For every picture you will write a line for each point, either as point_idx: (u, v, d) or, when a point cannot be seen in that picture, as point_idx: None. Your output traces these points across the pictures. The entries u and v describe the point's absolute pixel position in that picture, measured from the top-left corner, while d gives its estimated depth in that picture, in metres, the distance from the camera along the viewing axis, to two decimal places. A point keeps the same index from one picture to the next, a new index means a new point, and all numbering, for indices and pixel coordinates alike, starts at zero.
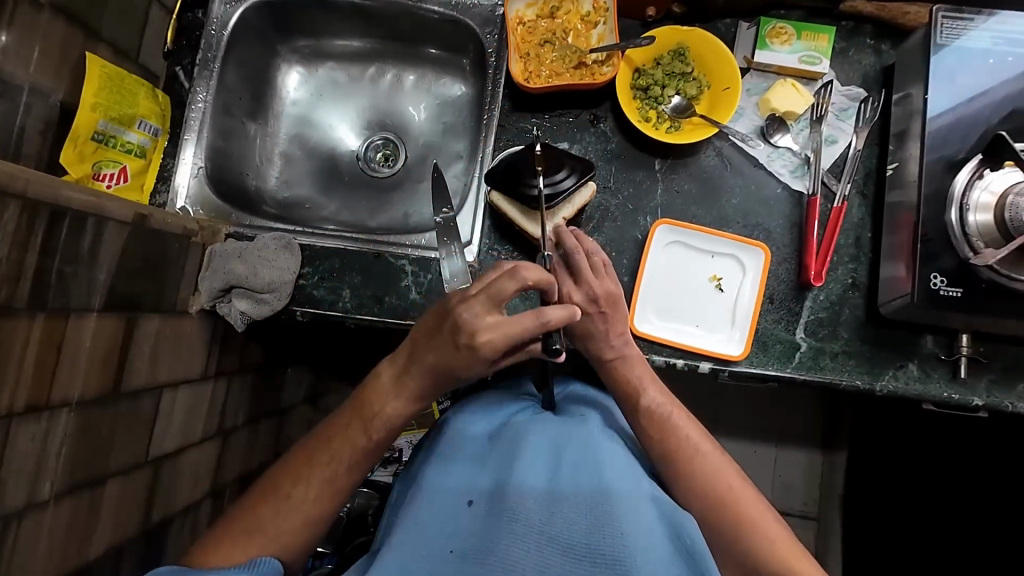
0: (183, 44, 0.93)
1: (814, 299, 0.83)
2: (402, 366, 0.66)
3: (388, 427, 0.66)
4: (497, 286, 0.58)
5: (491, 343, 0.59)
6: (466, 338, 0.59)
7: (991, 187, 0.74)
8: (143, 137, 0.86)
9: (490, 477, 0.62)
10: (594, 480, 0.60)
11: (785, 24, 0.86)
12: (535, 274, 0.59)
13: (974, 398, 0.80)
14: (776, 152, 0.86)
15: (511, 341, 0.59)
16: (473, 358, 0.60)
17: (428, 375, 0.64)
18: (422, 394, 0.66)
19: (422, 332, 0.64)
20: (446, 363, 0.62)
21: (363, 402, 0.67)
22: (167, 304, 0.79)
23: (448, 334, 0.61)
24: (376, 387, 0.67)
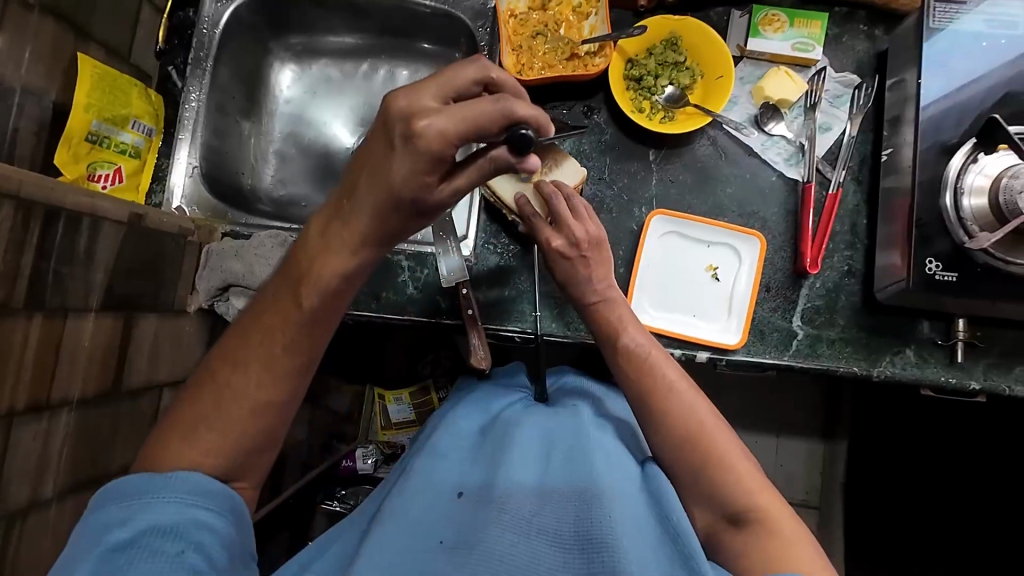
0: (176, 43, 0.93)
1: (811, 287, 0.83)
2: (337, 209, 0.56)
3: (324, 292, 0.56)
4: (452, 74, 0.50)
5: (436, 140, 0.48)
6: (406, 128, 0.49)
7: (985, 170, 0.74)
8: (137, 138, 0.86)
9: (481, 471, 0.63)
10: (584, 471, 0.61)
11: (777, 11, 0.85)
12: (524, 109, 0.49)
13: (972, 382, 0.80)
14: (770, 141, 0.86)
15: (460, 133, 0.48)
16: (415, 167, 0.50)
17: (369, 207, 0.53)
18: (361, 242, 0.55)
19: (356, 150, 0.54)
20: (383, 182, 0.51)
21: (295, 260, 0.57)
22: (164, 304, 0.80)
23: (386, 140, 0.50)
24: (305, 247, 0.57)
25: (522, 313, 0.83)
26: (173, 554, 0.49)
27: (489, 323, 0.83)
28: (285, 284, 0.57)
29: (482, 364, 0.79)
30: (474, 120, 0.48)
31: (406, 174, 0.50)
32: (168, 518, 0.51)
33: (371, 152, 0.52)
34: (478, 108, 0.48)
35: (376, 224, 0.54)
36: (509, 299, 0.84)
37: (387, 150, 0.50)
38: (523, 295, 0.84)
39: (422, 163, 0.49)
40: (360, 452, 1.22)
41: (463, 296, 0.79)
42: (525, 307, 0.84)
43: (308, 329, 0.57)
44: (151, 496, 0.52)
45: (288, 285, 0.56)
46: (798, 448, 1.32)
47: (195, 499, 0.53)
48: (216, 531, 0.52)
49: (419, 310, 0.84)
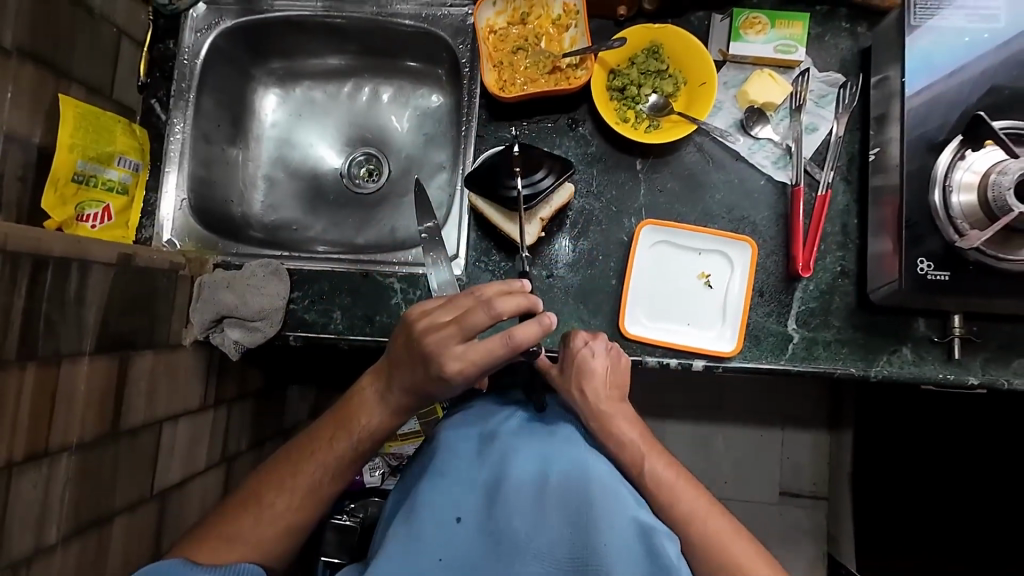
0: (157, 76, 0.93)
1: (805, 290, 0.83)
2: (386, 379, 0.70)
3: (368, 436, 0.70)
4: (467, 320, 0.61)
5: (457, 372, 0.61)
6: (438, 368, 0.62)
7: (973, 167, 0.73)
8: (124, 174, 0.86)
9: (479, 497, 0.64)
10: (581, 505, 0.62)
11: (758, 14, 0.85)
12: (524, 333, 0.59)
13: (970, 377, 0.80)
14: (756, 145, 0.86)
15: (476, 367, 0.61)
16: (447, 385, 0.64)
17: (407, 394, 0.69)
18: (399, 408, 0.70)
19: (399, 351, 0.67)
20: (421, 383, 0.66)
21: (347, 411, 0.71)
22: (160, 340, 0.79)
23: (421, 362, 0.64)
24: (359, 402, 0.71)
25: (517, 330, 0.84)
26: None
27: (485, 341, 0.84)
28: (336, 428, 0.71)
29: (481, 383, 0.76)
30: (492, 362, 0.61)
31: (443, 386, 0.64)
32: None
33: (409, 361, 0.66)
34: (492, 356, 0.61)
35: (412, 395, 0.68)
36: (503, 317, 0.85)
37: (424, 371, 0.64)
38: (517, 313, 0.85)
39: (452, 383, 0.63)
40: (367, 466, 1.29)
41: None
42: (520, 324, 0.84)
43: (352, 457, 0.71)
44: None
45: (342, 433, 0.70)
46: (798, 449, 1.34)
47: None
48: None
49: None
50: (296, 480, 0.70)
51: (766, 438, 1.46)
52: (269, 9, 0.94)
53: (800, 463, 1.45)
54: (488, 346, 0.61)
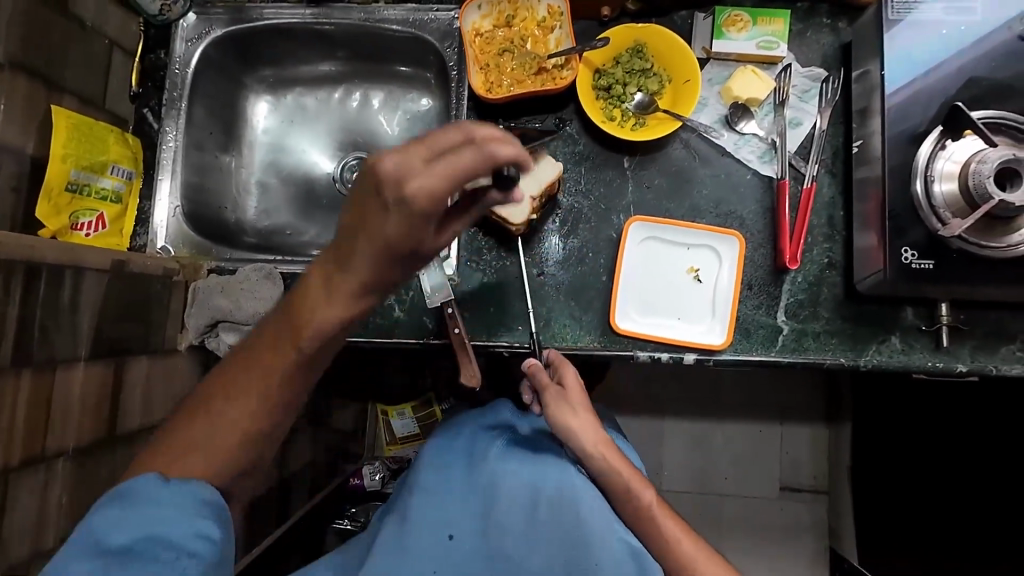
0: (150, 86, 0.94)
1: (793, 282, 0.84)
2: (334, 255, 0.52)
3: (320, 340, 0.55)
4: (437, 135, 0.45)
5: (426, 202, 0.45)
6: (394, 191, 0.45)
7: (954, 157, 0.74)
8: (117, 182, 0.87)
9: (470, 518, 0.69)
10: (571, 526, 0.68)
11: (740, 11, 0.86)
12: (507, 149, 0.46)
13: (959, 364, 0.81)
14: (742, 140, 0.87)
15: (450, 189, 0.45)
16: (410, 221, 0.46)
17: (363, 265, 0.50)
18: (357, 291, 0.52)
19: (350, 201, 0.49)
20: (378, 239, 0.48)
21: (291, 307, 0.55)
22: (155, 346, 0.80)
23: (372, 197, 0.47)
24: (303, 295, 0.54)
25: (509, 327, 0.85)
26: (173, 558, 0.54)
27: (477, 339, 0.85)
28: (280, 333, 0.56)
29: (472, 382, 0.81)
30: (464, 168, 0.45)
31: (400, 231, 0.47)
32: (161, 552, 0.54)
33: (356, 212, 0.49)
34: (461, 161, 0.45)
35: (373, 278, 0.51)
36: (495, 315, 0.86)
37: (376, 209, 0.47)
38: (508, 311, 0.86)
39: (413, 224, 0.47)
40: (366, 470, 1.38)
41: (448, 315, 0.82)
42: (512, 322, 0.86)
43: (304, 367, 0.57)
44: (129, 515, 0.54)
45: (285, 340, 0.55)
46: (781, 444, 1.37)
47: (186, 522, 0.55)
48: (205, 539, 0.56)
49: (405, 331, 0.87)
50: (239, 398, 0.57)
51: (764, 434, 1.47)
52: (258, 17, 0.96)
53: (800, 458, 1.46)
54: (460, 158, 0.45)
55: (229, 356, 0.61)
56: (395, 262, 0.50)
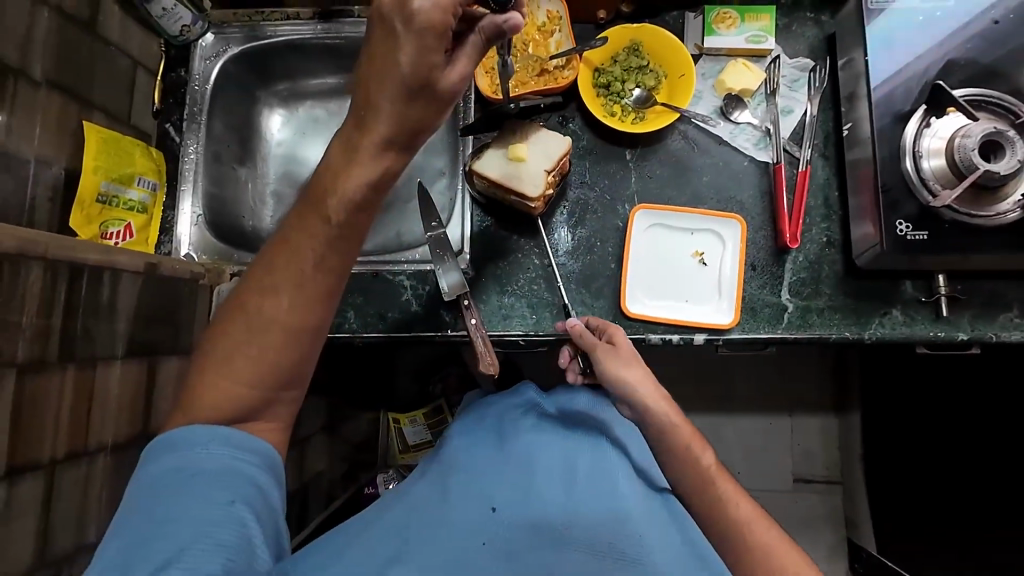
0: (171, 102, 0.98)
1: (794, 261, 0.88)
2: (358, 118, 0.59)
3: (349, 204, 0.59)
4: None
5: (433, 10, 0.54)
6: (404, 9, 0.55)
7: (939, 134, 0.78)
8: (143, 193, 0.91)
9: (509, 488, 0.64)
10: (610, 497, 0.66)
11: (728, 9, 0.91)
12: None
13: (959, 333, 0.84)
14: (737, 129, 0.91)
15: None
16: (419, 36, 0.55)
17: (385, 103, 0.57)
18: (383, 146, 0.58)
19: (368, 58, 0.58)
20: (395, 72, 0.56)
21: (321, 182, 0.60)
22: (183, 346, 0.83)
23: (388, 32, 0.56)
24: (331, 167, 0.60)
25: (524, 316, 0.89)
26: (226, 501, 0.55)
27: (493, 329, 0.89)
28: (310, 209, 0.60)
29: (491, 369, 0.83)
30: None
31: (414, 51, 0.55)
32: (223, 484, 0.56)
33: (375, 56, 0.58)
34: None
35: (398, 124, 0.58)
36: (509, 305, 0.89)
37: (391, 40, 0.56)
38: (521, 300, 0.89)
39: (422, 38, 0.55)
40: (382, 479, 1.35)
41: (465, 307, 0.85)
42: (526, 311, 0.89)
43: (337, 239, 0.60)
44: (196, 453, 0.57)
45: (316, 211, 0.60)
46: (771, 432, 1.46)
47: (243, 454, 0.59)
48: (261, 486, 0.59)
49: (424, 325, 0.89)
50: (274, 277, 0.60)
51: (776, 426, 1.48)
52: (272, 34, 1.01)
53: (812, 449, 1.47)
54: None
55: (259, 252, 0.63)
56: (413, 98, 0.57)
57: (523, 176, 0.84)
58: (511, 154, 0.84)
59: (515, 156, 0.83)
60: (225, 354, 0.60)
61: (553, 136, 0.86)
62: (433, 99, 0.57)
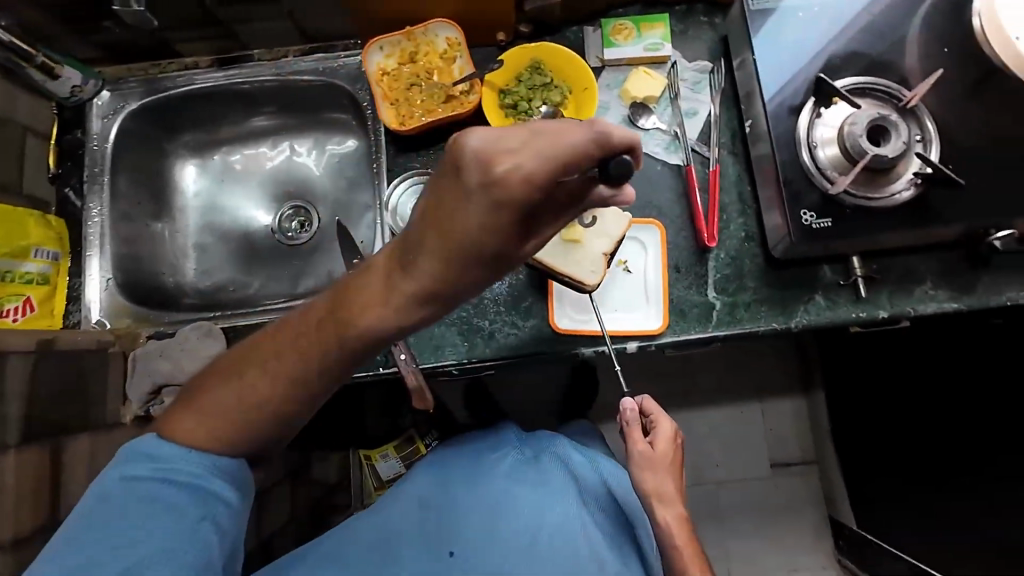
0: (69, 165, 0.94)
1: (717, 258, 0.89)
2: (401, 251, 0.51)
3: (367, 338, 0.56)
4: (549, 123, 0.44)
5: (518, 185, 0.43)
6: (481, 175, 0.44)
7: (830, 123, 0.81)
8: (42, 264, 0.87)
9: (472, 534, 0.76)
10: (564, 547, 0.77)
11: (624, 20, 0.93)
12: (624, 137, 0.45)
13: (880, 311, 0.86)
14: (647, 135, 0.92)
15: (547, 175, 0.43)
16: (495, 213, 0.44)
17: (434, 259, 0.49)
18: (418, 297, 0.53)
19: (435, 202, 0.47)
20: (454, 242, 0.47)
21: (346, 300, 0.56)
22: (94, 421, 0.79)
23: (457, 192, 0.45)
24: (361, 287, 0.55)
25: (456, 344, 0.87)
26: (197, 517, 0.63)
27: (424, 362, 0.87)
28: (332, 323, 0.57)
29: (424, 404, 0.86)
30: (567, 154, 0.43)
31: (479, 225, 0.46)
32: (191, 505, 0.63)
33: (438, 204, 0.47)
34: (563, 142, 0.43)
35: (438, 282, 0.51)
36: (441, 335, 0.88)
37: (458, 202, 0.46)
38: (453, 329, 0.88)
39: (496, 214, 0.45)
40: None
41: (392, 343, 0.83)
42: (457, 339, 0.88)
43: (348, 358, 0.59)
44: (167, 467, 0.63)
45: (339, 329, 0.56)
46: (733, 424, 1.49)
47: (210, 473, 0.64)
48: (227, 503, 0.65)
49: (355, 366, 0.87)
50: (280, 363, 0.61)
51: (747, 415, 1.49)
52: (171, 86, 0.98)
53: (784, 433, 1.48)
54: (566, 131, 0.43)
55: (278, 323, 0.63)
56: (472, 266, 0.49)
57: (581, 262, 0.77)
58: (566, 236, 0.77)
59: (570, 238, 0.77)
60: (215, 406, 0.63)
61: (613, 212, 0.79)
62: (497, 265, 0.50)
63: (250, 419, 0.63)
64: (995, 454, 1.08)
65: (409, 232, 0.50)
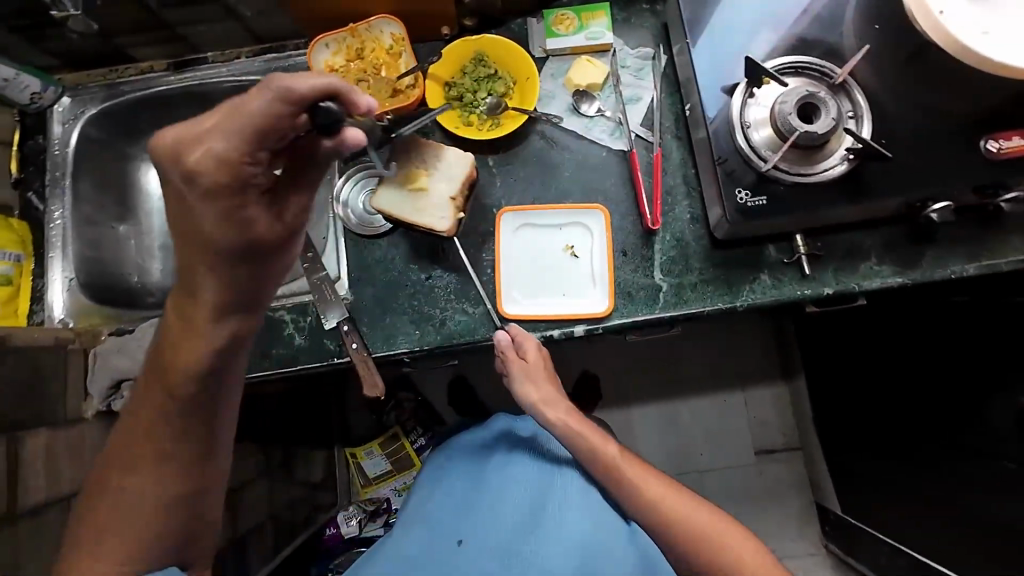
0: (31, 170, 0.97)
1: (663, 241, 0.90)
2: (184, 289, 0.63)
3: (190, 377, 0.64)
4: (238, 100, 0.53)
5: (219, 168, 0.54)
6: (183, 168, 0.55)
7: (762, 103, 0.82)
8: (5, 266, 0.90)
9: (475, 523, 0.77)
10: (568, 520, 0.77)
11: (565, 11, 0.94)
12: (307, 87, 0.52)
13: (824, 288, 0.86)
14: (591, 122, 0.93)
15: (235, 147, 0.53)
16: (217, 195, 0.56)
17: (218, 278, 0.61)
18: (218, 313, 0.63)
19: (173, 215, 0.59)
20: (203, 239, 0.58)
21: (161, 363, 0.65)
22: (53, 417, 0.81)
23: (180, 190, 0.56)
24: (167, 344, 0.65)
25: (408, 332, 0.89)
26: None
27: (377, 352, 0.88)
28: (153, 384, 0.66)
29: (375, 391, 0.85)
30: (258, 123, 0.52)
31: (218, 214, 0.57)
32: None
33: (179, 207, 0.58)
34: (245, 110, 0.53)
35: (226, 290, 0.62)
36: (393, 324, 0.89)
37: (190, 202, 0.57)
38: (405, 318, 0.89)
39: (220, 197, 0.56)
40: (343, 516, 1.43)
41: (345, 332, 0.87)
42: (409, 327, 0.89)
43: (189, 408, 0.66)
44: None
45: (161, 389, 0.64)
46: (708, 411, 1.50)
47: None
48: None
49: (310, 357, 0.89)
50: (141, 445, 0.66)
51: (729, 403, 1.50)
52: (129, 90, 1.01)
53: (767, 418, 1.49)
54: (248, 100, 0.53)
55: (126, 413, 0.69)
56: (239, 262, 0.61)
57: (422, 206, 0.87)
58: (409, 186, 0.87)
59: (413, 187, 0.87)
60: (102, 534, 0.64)
61: (457, 157, 0.88)
62: (266, 249, 0.62)
63: (150, 496, 0.65)
64: (947, 429, 1.02)
65: (183, 279, 0.62)
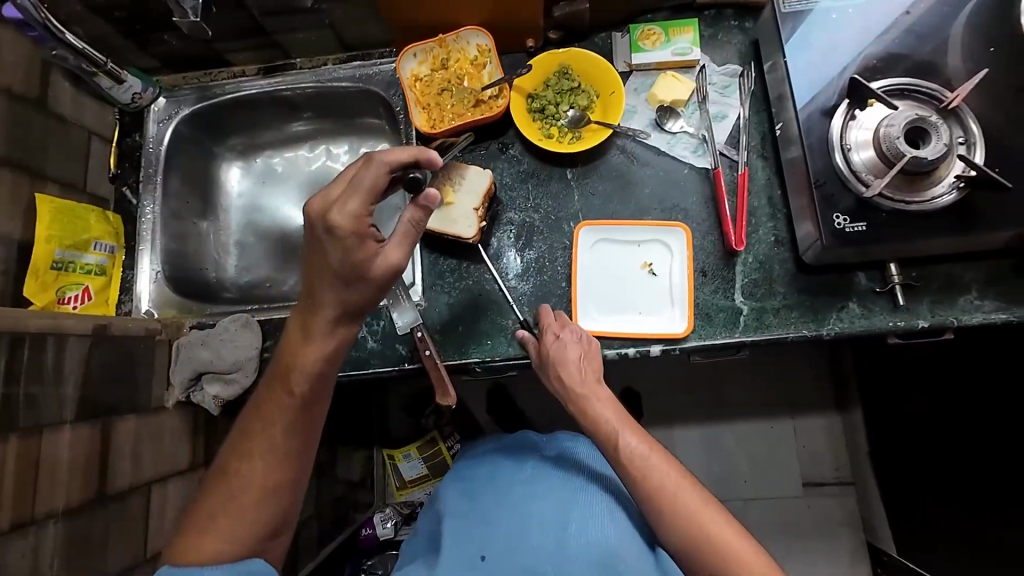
0: (127, 166, 1.02)
1: (744, 263, 0.87)
2: (307, 304, 0.71)
3: (308, 376, 0.70)
4: (357, 173, 0.66)
5: (350, 220, 0.65)
6: (323, 224, 0.65)
7: (865, 126, 0.79)
8: (100, 257, 0.94)
9: (498, 541, 0.76)
10: (594, 540, 0.76)
11: (652, 26, 0.94)
12: (395, 157, 0.65)
13: (920, 321, 0.82)
14: (674, 138, 0.92)
15: (364, 203, 0.65)
16: (346, 242, 0.65)
17: (337, 299, 0.69)
18: (333, 325, 0.70)
19: (305, 263, 0.69)
20: (327, 269, 0.67)
21: (283, 361, 0.71)
22: (140, 404, 0.84)
23: (315, 236, 0.67)
24: (290, 346, 0.72)
25: (480, 342, 0.88)
26: None
27: (450, 359, 0.88)
28: (277, 382, 0.71)
29: (449, 399, 0.84)
30: (374, 187, 0.65)
31: (341, 255, 0.66)
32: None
33: (310, 253, 0.68)
34: (364, 177, 0.65)
35: (343, 307, 0.69)
36: (466, 332, 0.89)
37: (321, 245, 0.66)
38: (478, 326, 0.89)
39: (348, 242, 0.65)
40: (378, 519, 1.43)
41: (418, 339, 0.85)
42: (483, 336, 0.89)
43: (301, 408, 0.71)
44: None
45: (281, 387, 0.71)
46: (762, 439, 1.44)
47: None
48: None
49: (382, 361, 0.89)
50: (253, 445, 0.70)
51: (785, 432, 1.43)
52: (220, 93, 1.05)
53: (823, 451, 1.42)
54: (364, 173, 0.65)
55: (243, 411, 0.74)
56: (352, 285, 0.68)
57: (452, 219, 0.89)
58: (439, 200, 0.89)
59: (442, 202, 0.89)
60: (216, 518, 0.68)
61: (479, 172, 0.89)
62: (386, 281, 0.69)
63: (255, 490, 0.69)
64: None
65: (310, 292, 0.70)
